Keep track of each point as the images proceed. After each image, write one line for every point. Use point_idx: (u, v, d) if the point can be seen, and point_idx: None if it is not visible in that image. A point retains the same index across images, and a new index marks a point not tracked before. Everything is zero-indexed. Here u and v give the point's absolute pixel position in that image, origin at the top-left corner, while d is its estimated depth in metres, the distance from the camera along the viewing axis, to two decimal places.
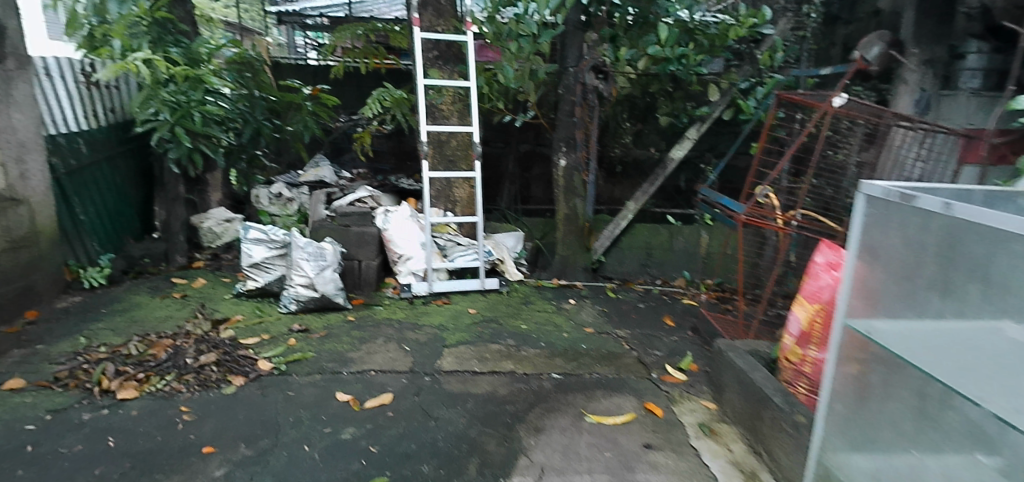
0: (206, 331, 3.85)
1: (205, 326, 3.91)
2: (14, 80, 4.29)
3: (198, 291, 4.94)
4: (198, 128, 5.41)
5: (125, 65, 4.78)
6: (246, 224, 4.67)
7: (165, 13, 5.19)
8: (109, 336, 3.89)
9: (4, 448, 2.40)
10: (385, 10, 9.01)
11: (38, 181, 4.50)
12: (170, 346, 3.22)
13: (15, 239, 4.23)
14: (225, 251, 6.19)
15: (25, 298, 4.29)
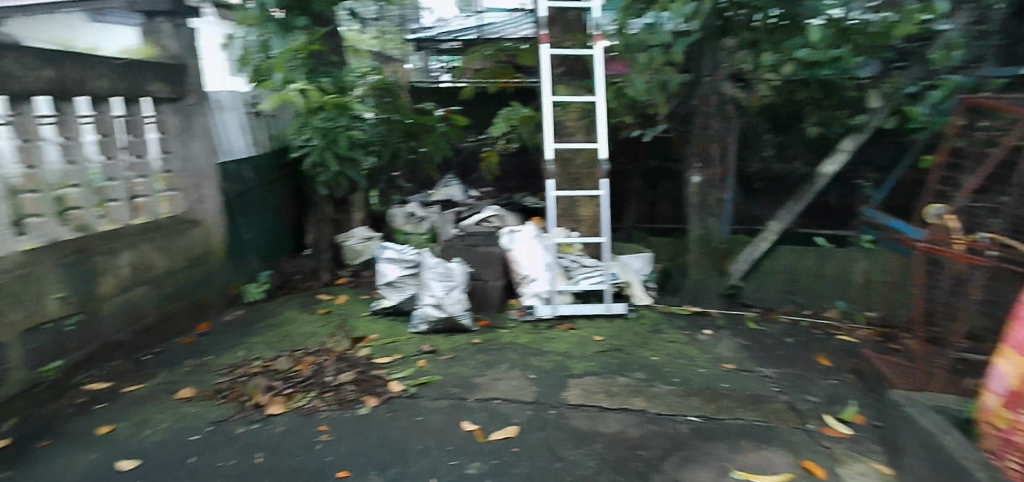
0: (346, 348, 4.04)
1: (345, 343, 4.12)
2: (193, 114, 4.84)
3: (339, 308, 5.26)
4: (344, 152, 5.81)
5: (285, 95, 5.23)
6: (382, 244, 4.89)
7: (319, 46, 5.62)
8: (263, 350, 4.22)
9: (171, 458, 2.66)
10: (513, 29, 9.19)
11: (211, 204, 5.03)
12: (312, 363, 3.60)
13: (191, 256, 4.81)
14: (365, 268, 6.54)
15: (197, 310, 4.85)
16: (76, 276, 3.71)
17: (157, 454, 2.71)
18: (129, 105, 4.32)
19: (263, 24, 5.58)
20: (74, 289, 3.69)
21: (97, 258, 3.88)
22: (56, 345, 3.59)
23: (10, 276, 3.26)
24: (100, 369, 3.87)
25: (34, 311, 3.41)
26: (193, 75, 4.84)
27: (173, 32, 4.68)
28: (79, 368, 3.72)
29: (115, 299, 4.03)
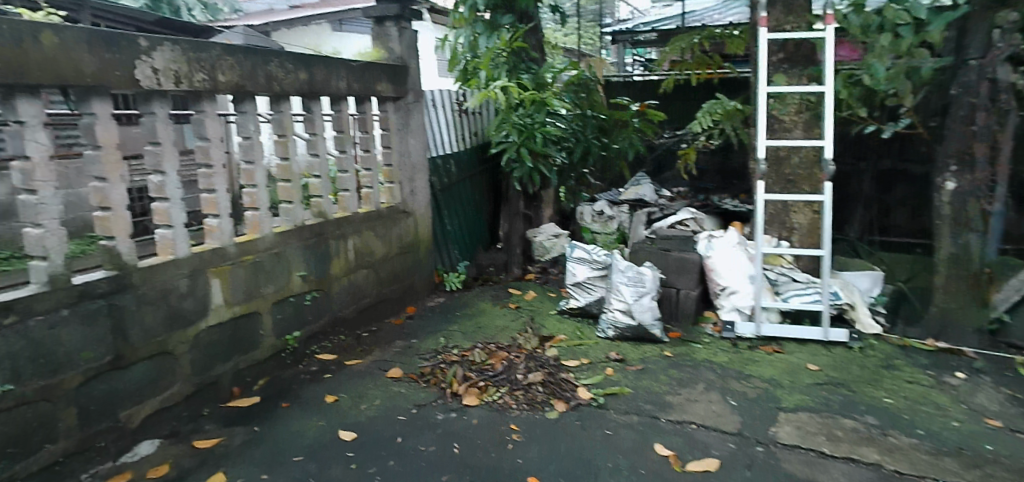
0: (536, 346, 4.05)
1: (533, 341, 4.14)
2: (412, 111, 5.24)
3: (528, 304, 5.35)
4: (539, 148, 5.81)
5: (488, 92, 5.35)
6: (572, 243, 4.85)
7: (520, 43, 5.73)
8: (460, 339, 4.45)
9: (382, 438, 2.91)
10: (718, 17, 8.66)
11: (422, 197, 5.44)
12: (504, 359, 3.70)
13: (404, 244, 5.24)
14: (552, 265, 6.57)
15: (407, 294, 5.30)
16: (315, 257, 4.22)
17: (373, 430, 3.00)
18: (360, 103, 4.77)
19: (470, 25, 5.94)
20: (312, 268, 4.20)
21: (331, 242, 4.38)
22: (298, 317, 4.09)
23: (267, 255, 3.81)
24: (332, 341, 4.36)
25: (284, 286, 3.95)
26: (414, 75, 5.22)
27: (399, 35, 5.08)
28: (315, 337, 4.23)
29: (344, 280, 4.52)
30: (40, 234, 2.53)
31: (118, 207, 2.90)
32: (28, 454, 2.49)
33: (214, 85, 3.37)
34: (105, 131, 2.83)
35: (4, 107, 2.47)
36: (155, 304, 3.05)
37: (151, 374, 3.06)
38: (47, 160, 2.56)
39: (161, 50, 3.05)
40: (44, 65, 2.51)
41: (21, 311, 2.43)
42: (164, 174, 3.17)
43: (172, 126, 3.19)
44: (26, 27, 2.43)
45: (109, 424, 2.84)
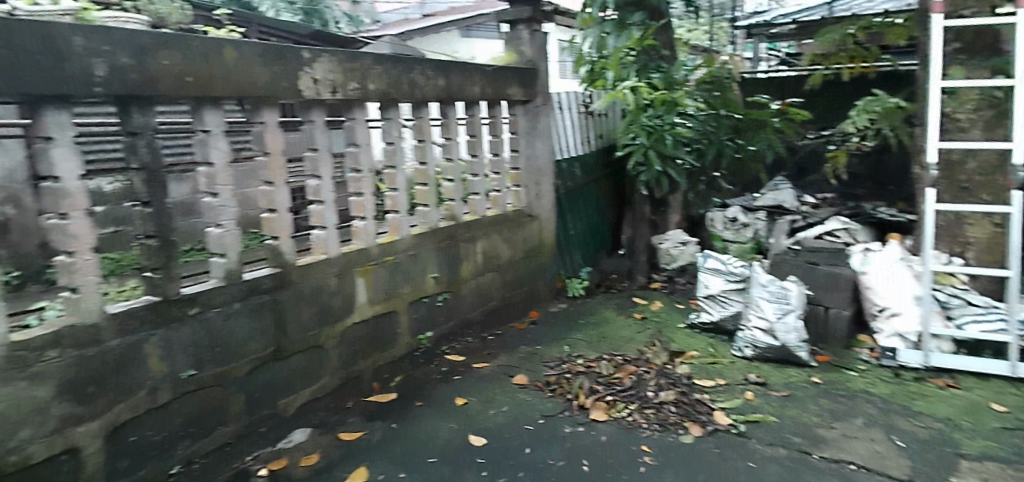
0: (666, 362, 3.86)
1: (662, 356, 3.95)
2: (540, 114, 5.24)
3: (655, 315, 5.13)
4: (668, 150, 5.59)
5: (615, 94, 5.16)
6: (706, 252, 4.62)
7: (651, 41, 5.52)
8: (585, 348, 4.37)
9: (510, 448, 2.95)
10: (870, 5, 7.93)
11: (547, 201, 5.43)
12: (633, 374, 3.59)
13: (528, 249, 5.26)
14: (679, 274, 6.29)
15: (531, 299, 5.32)
16: (447, 260, 4.35)
17: (503, 438, 3.05)
18: (491, 108, 4.84)
19: (598, 25, 5.72)
20: (444, 271, 4.33)
21: (462, 245, 4.49)
22: (431, 317, 4.24)
23: (405, 256, 3.98)
24: (459, 342, 4.47)
25: (418, 287, 4.11)
26: (542, 78, 5.23)
27: (530, 38, 5.10)
28: (444, 338, 4.37)
29: (472, 283, 4.62)
30: (219, 233, 2.90)
31: (281, 209, 3.18)
32: (206, 433, 2.86)
33: (365, 93, 3.57)
34: (273, 138, 3.11)
35: (194, 118, 2.79)
36: (309, 300, 3.33)
37: (303, 366, 3.34)
38: (227, 166, 2.88)
39: (321, 62, 3.28)
40: (225, 78, 2.82)
41: (203, 303, 2.82)
42: (321, 179, 3.40)
43: (327, 133, 3.43)
44: (212, 43, 2.75)
45: (267, 410, 3.16)
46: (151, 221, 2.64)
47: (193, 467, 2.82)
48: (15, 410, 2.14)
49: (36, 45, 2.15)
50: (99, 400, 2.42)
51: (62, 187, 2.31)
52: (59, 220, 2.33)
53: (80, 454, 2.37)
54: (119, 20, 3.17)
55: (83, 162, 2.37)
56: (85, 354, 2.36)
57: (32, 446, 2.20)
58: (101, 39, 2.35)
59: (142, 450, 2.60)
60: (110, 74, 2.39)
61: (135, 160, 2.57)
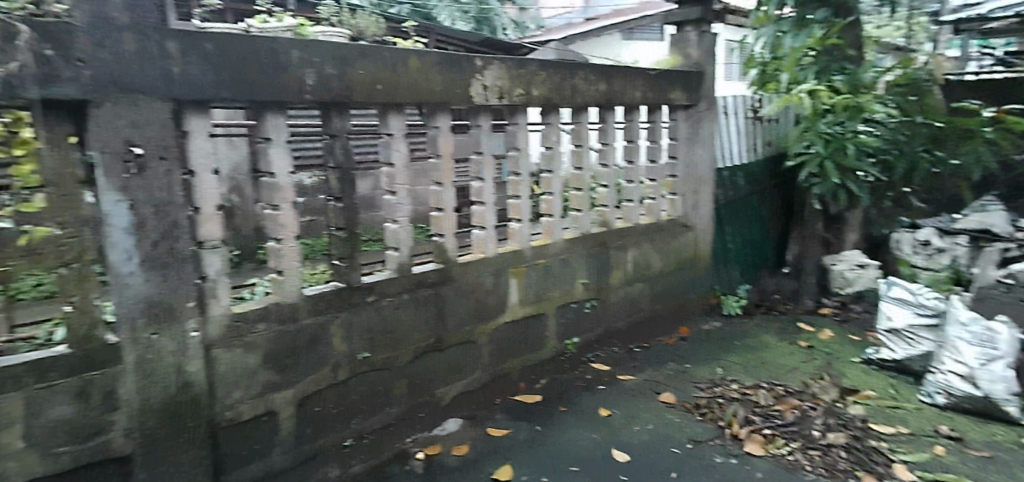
0: (834, 400, 3.54)
1: (831, 393, 3.63)
2: (703, 119, 5.02)
3: (823, 345, 4.67)
4: (850, 162, 5.04)
5: (790, 98, 4.79)
6: (892, 280, 4.15)
7: (836, 40, 4.97)
8: (740, 373, 4.12)
9: (657, 469, 2.93)
10: None
11: (705, 211, 5.18)
12: (795, 408, 3.38)
13: (681, 260, 5.07)
14: (854, 301, 5.69)
15: (681, 314, 5.13)
16: (598, 267, 4.34)
17: (649, 457, 3.04)
18: (652, 113, 4.71)
19: (774, 23, 5.29)
20: (593, 277, 4.32)
21: (614, 252, 4.45)
22: (577, 323, 4.26)
23: (557, 260, 4.03)
24: (604, 351, 4.46)
25: (568, 292, 4.14)
26: (709, 81, 4.98)
27: (698, 39, 4.90)
28: (590, 346, 4.37)
29: (621, 292, 4.56)
30: (395, 229, 3.15)
31: (448, 209, 3.37)
32: (374, 412, 3.15)
33: (528, 98, 3.67)
34: (445, 142, 3.32)
35: (380, 122, 3.07)
36: (467, 297, 3.51)
37: (458, 359, 3.54)
38: (405, 166, 3.11)
39: (491, 69, 3.43)
40: (409, 85, 3.06)
41: (378, 291, 3.10)
42: (483, 180, 3.56)
43: (492, 137, 3.58)
44: (400, 54, 3.00)
45: (426, 398, 3.39)
46: (340, 215, 2.94)
47: (363, 442, 3.12)
48: (233, 373, 2.60)
49: (265, 59, 2.54)
50: (293, 371, 2.80)
51: (276, 182, 2.69)
52: (272, 210, 2.72)
53: (277, 416, 2.77)
54: (327, 34, 3.57)
55: (293, 159, 2.72)
56: (285, 330, 2.75)
57: (242, 406, 2.64)
58: (312, 52, 2.68)
59: (322, 420, 2.95)
60: (317, 83, 2.73)
61: (331, 160, 2.89)
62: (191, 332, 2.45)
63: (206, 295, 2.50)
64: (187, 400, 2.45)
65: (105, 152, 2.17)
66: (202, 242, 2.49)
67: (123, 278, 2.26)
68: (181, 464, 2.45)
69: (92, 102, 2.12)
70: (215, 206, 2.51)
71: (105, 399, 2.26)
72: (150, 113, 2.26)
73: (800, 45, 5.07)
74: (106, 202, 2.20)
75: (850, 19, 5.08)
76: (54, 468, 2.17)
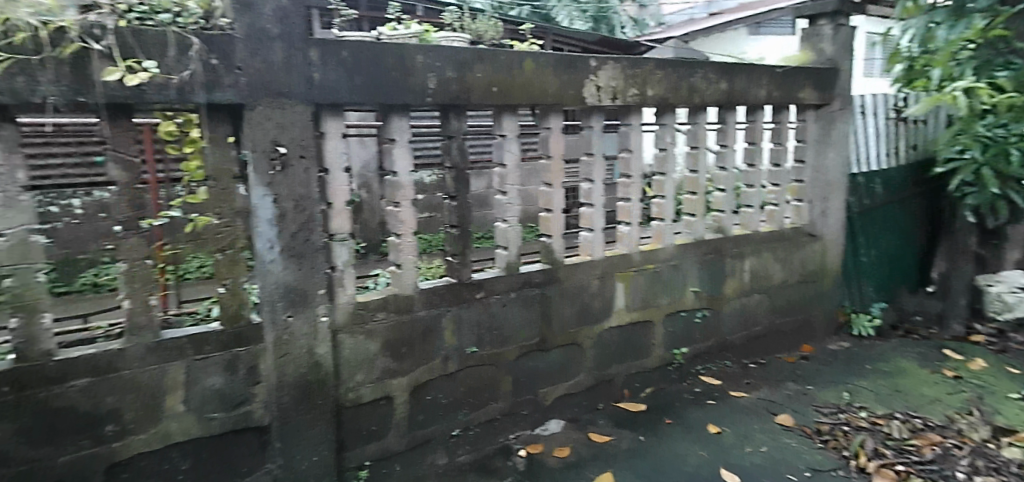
0: (984, 440, 3.20)
1: (982, 432, 3.28)
2: (836, 120, 4.65)
3: (975, 377, 4.17)
4: (1012, 170, 4.46)
5: (942, 97, 4.33)
6: None
7: (1002, 31, 4.46)
8: (871, 400, 3.79)
9: None
10: None
11: (834, 220, 4.80)
12: (936, 445, 3.13)
13: (806, 272, 4.73)
14: (1014, 329, 5.02)
15: (804, 331, 4.80)
16: (712, 275, 4.16)
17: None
18: (777, 112, 4.43)
19: (926, 14, 4.75)
20: (707, 286, 4.14)
21: (730, 260, 4.24)
22: (688, 333, 4.12)
23: (667, 266, 3.91)
24: (716, 365, 4.30)
25: (679, 300, 4.01)
26: (845, 78, 4.61)
27: (834, 34, 4.55)
28: (701, 357, 4.21)
29: (736, 303, 4.34)
30: (504, 228, 3.24)
31: (557, 209, 3.40)
32: (480, 406, 3.25)
33: (644, 98, 3.59)
34: (556, 143, 3.35)
35: (495, 124, 3.15)
36: (573, 298, 3.52)
37: (563, 360, 3.56)
38: (516, 167, 3.18)
39: (606, 69, 3.40)
40: (524, 86, 3.11)
41: (487, 288, 3.18)
42: (592, 182, 3.54)
43: (604, 139, 3.55)
44: (516, 56, 3.05)
45: (530, 396, 3.44)
46: (455, 213, 3.06)
47: (469, 433, 3.23)
48: (356, 358, 2.79)
49: (392, 63, 2.69)
50: (409, 360, 2.95)
51: (398, 180, 2.85)
52: (394, 207, 2.89)
53: (393, 401, 2.94)
54: (449, 39, 3.72)
55: (413, 159, 2.87)
56: (402, 321, 2.91)
57: (362, 389, 2.83)
58: (434, 56, 2.80)
59: (433, 408, 3.08)
60: (438, 86, 2.84)
61: (448, 159, 3.02)
62: (321, 317, 2.65)
63: (334, 283, 2.71)
64: (316, 380, 2.66)
65: (256, 150, 2.41)
66: (332, 235, 2.69)
67: (266, 265, 2.49)
68: (310, 438, 2.67)
69: (246, 106, 2.36)
70: (345, 202, 2.70)
71: (250, 373, 2.52)
72: (293, 115, 2.47)
73: (957, 37, 4.50)
74: (255, 195, 2.44)
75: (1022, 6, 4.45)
76: (208, 431, 2.45)
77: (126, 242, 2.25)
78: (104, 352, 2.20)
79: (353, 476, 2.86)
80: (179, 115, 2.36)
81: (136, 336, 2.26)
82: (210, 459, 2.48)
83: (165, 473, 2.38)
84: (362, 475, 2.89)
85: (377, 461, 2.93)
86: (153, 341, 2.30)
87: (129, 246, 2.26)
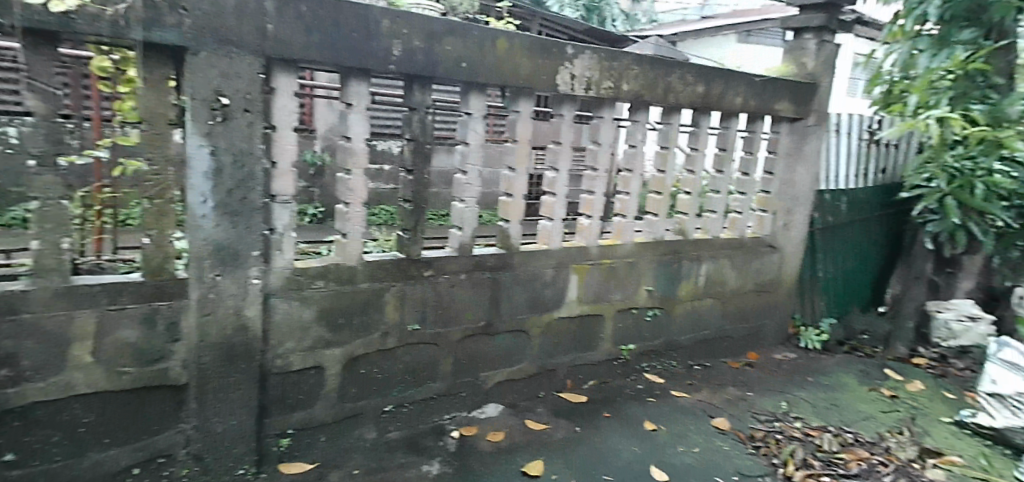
0: (911, 459, 3.43)
1: (909, 451, 3.50)
2: (809, 135, 4.73)
3: (910, 397, 4.37)
4: (976, 203, 4.56)
5: (915, 123, 4.33)
6: (1003, 340, 3.96)
7: (981, 64, 4.40)
8: (807, 412, 3.98)
9: None
10: None
11: (795, 235, 4.91)
12: (863, 461, 3.33)
13: (761, 282, 4.83)
14: (956, 356, 5.13)
15: (752, 338, 4.93)
16: (668, 276, 4.19)
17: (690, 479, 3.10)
18: (752, 122, 4.48)
19: (910, 40, 4.86)
20: (663, 286, 4.18)
21: (687, 263, 4.28)
22: (638, 330, 4.15)
23: (624, 262, 3.91)
24: (662, 363, 4.38)
25: (631, 296, 4.03)
26: (823, 94, 4.68)
27: (817, 50, 4.64)
28: (647, 356, 4.27)
29: (689, 305, 4.40)
30: (461, 208, 3.17)
31: (517, 195, 3.36)
32: (418, 384, 3.21)
33: (618, 92, 3.56)
34: (523, 128, 3.30)
35: (461, 100, 3.09)
36: (524, 285, 3.48)
37: (509, 346, 3.54)
38: (479, 146, 3.12)
39: (582, 58, 3.35)
40: (495, 64, 3.04)
41: (436, 267, 3.13)
42: (557, 171, 3.51)
43: (573, 129, 3.51)
44: (490, 32, 2.97)
45: (470, 379, 3.42)
46: (410, 188, 2.98)
47: (402, 410, 3.19)
48: (288, 324, 2.71)
49: (355, 25, 2.59)
50: (345, 332, 2.88)
51: (351, 146, 2.77)
52: (344, 174, 2.80)
53: (324, 371, 2.86)
54: (420, 7, 3.65)
55: (370, 127, 2.79)
56: (341, 292, 2.83)
57: (292, 356, 2.75)
58: (403, 23, 2.71)
59: (367, 382, 3.03)
60: (403, 54, 2.75)
61: (409, 131, 2.94)
62: (252, 279, 2.56)
63: (271, 246, 2.62)
64: (241, 344, 2.57)
65: (195, 97, 2.29)
66: (274, 196, 2.60)
67: (196, 220, 2.38)
68: (229, 402, 2.58)
69: (189, 49, 2.24)
70: (291, 163, 2.61)
71: (169, 330, 2.42)
72: (240, 66, 2.36)
73: (938, 67, 4.52)
74: (191, 145, 2.33)
75: (1003, 42, 4.46)
76: (117, 384, 2.34)
77: (40, 180, 2.12)
78: (6, 292, 2.08)
79: (273, 443, 2.79)
80: (116, 51, 2.27)
81: (43, 278, 2.14)
82: (116, 414, 2.37)
83: (63, 425, 2.26)
84: (283, 443, 2.82)
85: (301, 430, 2.86)
86: (63, 285, 2.19)
87: (40, 184, 2.12)
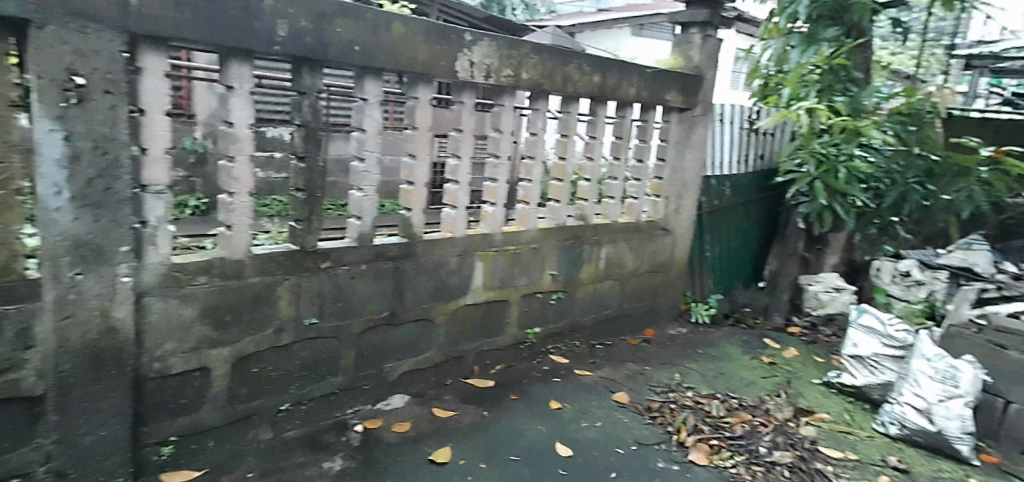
0: (788, 419, 3.73)
1: (786, 411, 3.81)
2: (696, 124, 5.00)
3: (786, 363, 4.77)
4: (840, 185, 5.00)
5: (788, 113, 4.69)
6: (863, 307, 4.34)
7: (842, 60, 4.79)
8: (698, 382, 4.24)
9: (598, 466, 3.10)
10: None
11: (685, 217, 5.19)
12: (747, 423, 3.59)
13: (656, 262, 5.07)
14: (824, 324, 5.66)
15: (647, 316, 5.17)
16: (570, 260, 4.30)
17: (592, 452, 3.21)
18: (644, 111, 4.66)
19: (784, 36, 5.26)
20: (566, 270, 4.28)
21: (588, 247, 4.40)
22: (542, 313, 4.23)
23: (528, 249, 3.96)
24: (565, 344, 4.49)
25: (536, 281, 4.09)
26: (708, 85, 4.96)
27: (701, 43, 4.89)
28: (551, 338, 4.36)
29: (590, 287, 4.54)
30: (359, 197, 3.07)
31: (419, 183, 3.29)
32: (317, 379, 3.09)
33: (517, 80, 3.57)
34: (423, 116, 3.22)
35: (356, 85, 2.97)
36: (428, 274, 3.43)
37: (413, 336, 3.48)
38: (377, 134, 3.02)
39: (480, 45, 3.33)
40: (390, 50, 2.95)
41: (334, 259, 3.02)
42: (460, 159, 3.48)
43: (474, 117, 3.48)
44: (384, 15, 2.88)
45: (374, 371, 3.34)
46: (302, 176, 2.84)
47: (300, 408, 3.07)
48: (166, 324, 2.51)
49: (232, 2, 2.42)
50: (233, 330, 2.72)
51: (234, 132, 2.59)
52: (227, 162, 2.62)
53: (211, 372, 2.69)
54: None
55: (254, 112, 2.62)
56: (228, 288, 2.66)
57: (172, 358, 2.55)
58: (288, 3, 2.56)
59: (260, 381, 2.88)
60: (289, 36, 2.61)
61: (299, 117, 2.78)
62: (122, 277, 2.35)
63: (143, 240, 2.41)
64: (110, 348, 2.35)
65: (42, 76, 2.04)
66: (145, 186, 2.39)
67: (50, 214, 2.14)
68: (98, 411, 2.36)
69: (34, 23, 1.99)
70: (163, 149, 2.41)
71: (20, 336, 2.16)
72: (98, 43, 2.13)
73: (807, 61, 4.90)
74: (39, 129, 2.08)
75: (861, 40, 4.92)
76: None
77: None
78: None
79: (153, 452, 2.59)
80: None
81: None
82: None
83: None
84: (165, 451, 2.63)
85: (186, 436, 2.68)
86: None
87: None
